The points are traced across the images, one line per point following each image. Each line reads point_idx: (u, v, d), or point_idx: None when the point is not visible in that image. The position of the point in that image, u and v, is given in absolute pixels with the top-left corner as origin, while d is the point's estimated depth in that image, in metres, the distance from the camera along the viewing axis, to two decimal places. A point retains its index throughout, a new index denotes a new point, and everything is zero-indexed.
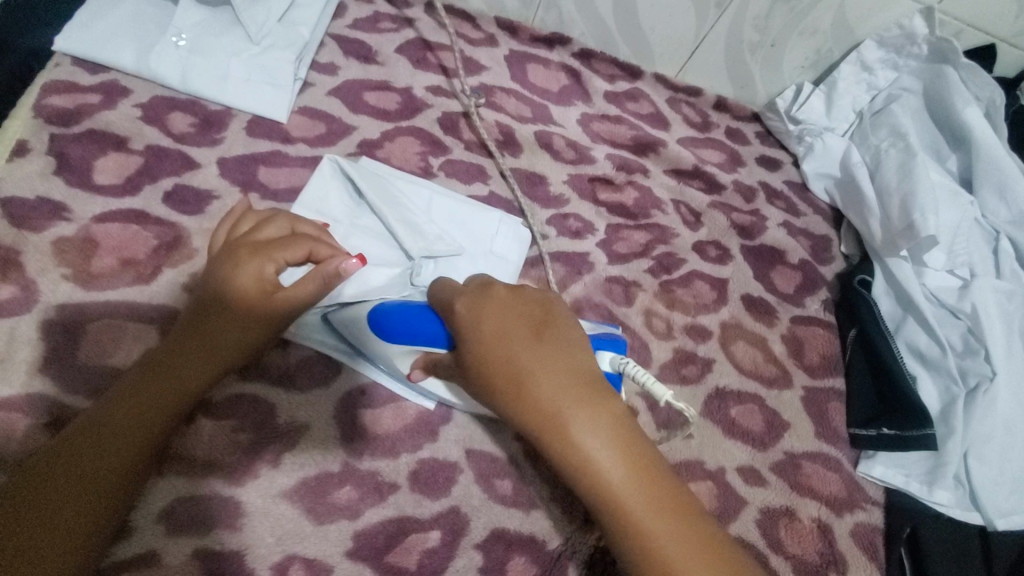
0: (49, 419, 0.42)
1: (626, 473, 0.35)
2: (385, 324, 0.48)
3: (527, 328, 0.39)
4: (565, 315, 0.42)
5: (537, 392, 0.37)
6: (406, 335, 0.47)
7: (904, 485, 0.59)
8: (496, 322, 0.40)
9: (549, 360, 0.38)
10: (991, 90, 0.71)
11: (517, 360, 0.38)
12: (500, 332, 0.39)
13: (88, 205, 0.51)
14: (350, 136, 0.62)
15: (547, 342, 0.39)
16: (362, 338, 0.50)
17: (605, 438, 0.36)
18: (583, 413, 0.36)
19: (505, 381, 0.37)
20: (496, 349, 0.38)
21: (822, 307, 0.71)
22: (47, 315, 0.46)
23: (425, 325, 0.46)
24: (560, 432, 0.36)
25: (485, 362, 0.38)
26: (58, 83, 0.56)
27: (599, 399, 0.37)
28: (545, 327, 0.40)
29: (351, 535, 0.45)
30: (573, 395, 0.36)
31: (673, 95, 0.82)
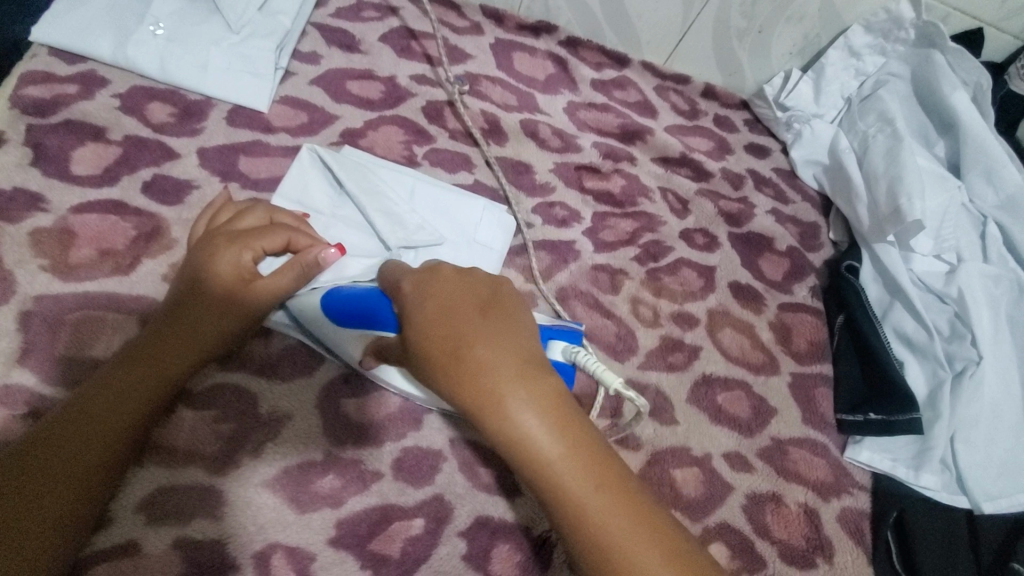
0: (26, 411, 0.42)
1: (568, 454, 0.34)
2: (339, 309, 0.49)
3: (471, 305, 0.37)
4: (512, 293, 0.40)
5: (475, 364, 0.34)
6: (359, 318, 0.48)
7: (891, 469, 0.59)
8: (442, 298, 0.38)
9: (493, 338, 0.36)
10: (978, 75, 0.71)
11: (461, 339, 0.35)
12: (444, 303, 0.37)
13: (66, 196, 0.50)
14: (331, 125, 0.62)
15: (492, 317, 0.37)
16: (317, 323, 0.50)
17: (548, 418, 0.34)
18: (524, 392, 0.34)
19: (443, 351, 0.35)
20: (438, 322, 0.36)
21: (810, 294, 0.70)
22: (25, 306, 0.45)
23: (377, 308, 0.47)
24: (501, 414, 0.34)
25: (425, 333, 0.37)
26: (35, 74, 0.56)
27: (541, 377, 0.35)
28: (490, 304, 0.38)
29: (334, 523, 0.45)
30: (516, 372, 0.34)
31: (660, 82, 0.82)
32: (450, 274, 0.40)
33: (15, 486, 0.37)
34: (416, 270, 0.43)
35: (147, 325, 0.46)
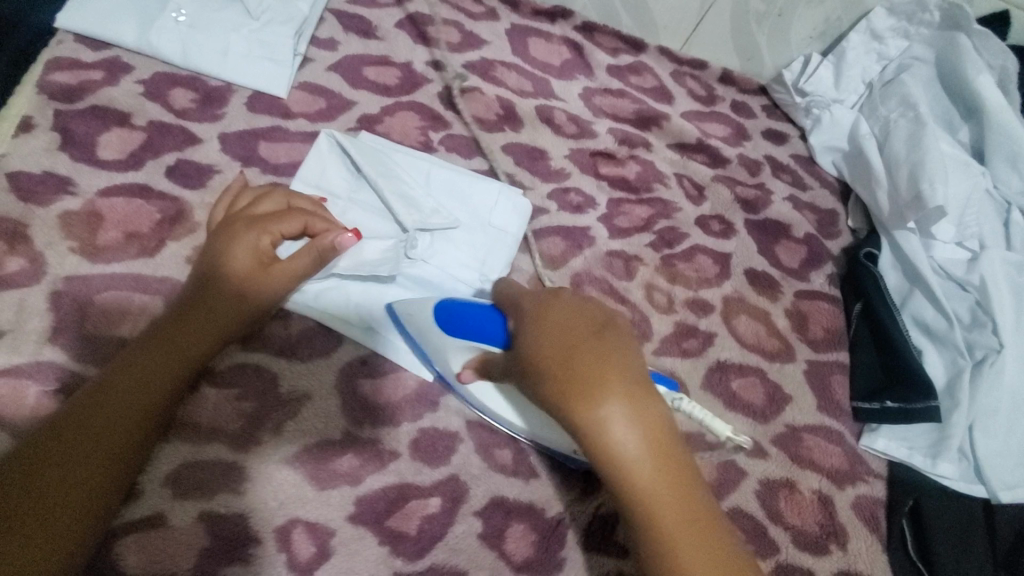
0: (57, 387, 0.44)
1: (678, 506, 0.34)
2: (449, 318, 0.49)
3: (586, 328, 0.37)
4: (622, 325, 0.38)
5: (585, 381, 0.34)
6: (468, 332, 0.48)
7: (907, 457, 0.59)
8: (558, 318, 0.38)
9: (614, 363, 0.35)
10: (1003, 58, 0.69)
11: (595, 367, 0.34)
12: (563, 323, 0.37)
13: (93, 180, 0.52)
14: (349, 111, 0.62)
15: (606, 342, 0.36)
16: (427, 329, 0.51)
17: (670, 467, 0.34)
18: (630, 418, 0.34)
19: (556, 368, 0.35)
20: (556, 339, 0.36)
21: (827, 282, 0.70)
22: (55, 286, 0.47)
23: (487, 323, 0.46)
24: (622, 449, 0.33)
25: (542, 354, 0.36)
26: (61, 60, 0.57)
27: (665, 425, 0.34)
28: (605, 326, 0.37)
29: (353, 500, 0.46)
30: (635, 413, 0.34)
31: (677, 68, 0.81)
32: (567, 297, 0.40)
33: (48, 458, 0.38)
34: (538, 293, 0.42)
35: (163, 312, 0.47)
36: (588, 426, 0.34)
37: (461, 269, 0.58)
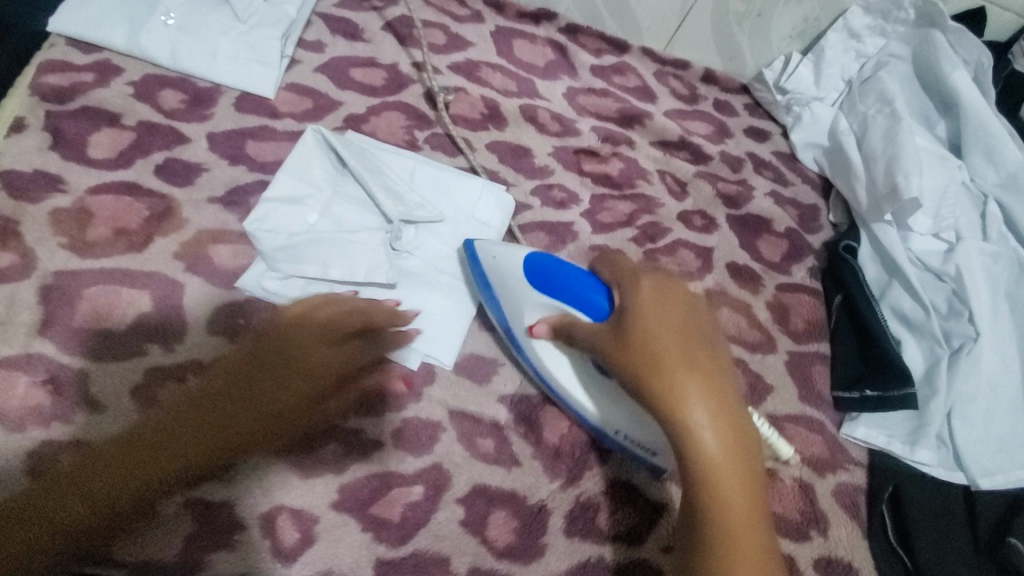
0: (46, 378, 0.45)
1: (736, 488, 0.38)
2: (538, 273, 0.51)
3: (689, 328, 0.41)
4: (710, 320, 0.43)
5: (681, 373, 0.39)
6: (559, 293, 0.49)
7: (886, 445, 0.60)
8: (664, 310, 0.42)
9: (709, 367, 0.40)
10: (978, 53, 0.70)
11: (683, 347, 0.40)
12: (667, 314, 0.42)
13: (83, 178, 0.53)
14: (336, 111, 0.64)
15: (700, 345, 0.41)
16: (509, 277, 0.53)
17: (733, 446, 0.38)
18: (711, 413, 0.39)
19: (656, 356, 0.40)
20: (659, 331, 0.41)
21: (808, 275, 0.71)
22: (45, 281, 0.48)
23: (587, 291, 0.48)
24: (693, 418, 0.38)
25: (643, 339, 0.41)
26: (53, 63, 0.58)
27: (732, 408, 0.39)
28: (704, 334, 0.42)
29: (336, 488, 0.47)
30: (707, 394, 0.39)
31: (660, 68, 0.83)
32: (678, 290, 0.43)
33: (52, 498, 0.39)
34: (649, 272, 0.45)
35: (177, 350, 0.48)
36: (667, 393, 0.39)
37: (446, 261, 0.59)
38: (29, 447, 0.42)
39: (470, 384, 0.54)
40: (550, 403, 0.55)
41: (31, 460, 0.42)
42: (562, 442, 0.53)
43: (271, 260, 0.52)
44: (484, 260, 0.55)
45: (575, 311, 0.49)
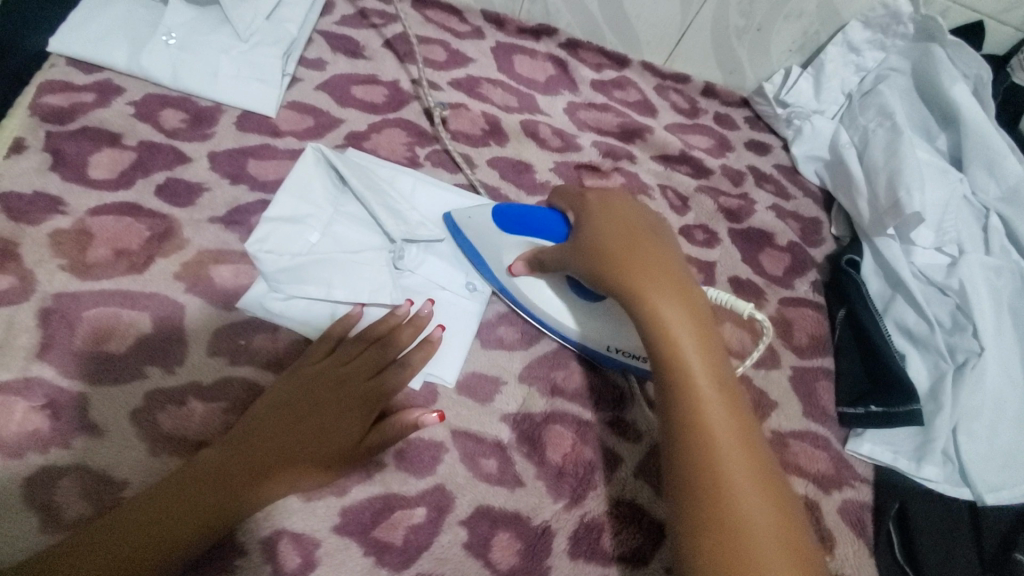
0: (45, 403, 0.44)
1: (706, 370, 0.38)
2: (508, 219, 0.58)
3: (638, 227, 0.48)
4: (666, 236, 0.49)
5: (633, 252, 0.45)
6: (529, 228, 0.57)
7: (892, 461, 0.59)
8: (617, 218, 0.49)
9: (657, 250, 0.45)
10: (978, 67, 0.70)
11: (643, 252, 0.45)
12: (621, 219, 0.49)
13: (83, 199, 0.53)
14: (337, 128, 0.64)
15: (650, 237, 0.47)
16: (485, 229, 0.59)
17: (698, 330, 0.40)
18: (667, 288, 0.42)
19: (611, 246, 0.46)
20: (614, 229, 0.47)
21: (811, 289, 0.71)
22: (45, 303, 0.48)
23: (548, 220, 0.56)
24: (659, 306, 0.41)
25: (602, 235, 0.47)
26: (54, 83, 0.59)
27: (694, 301, 0.42)
28: (655, 231, 0.48)
29: (338, 511, 0.46)
30: (666, 280, 0.42)
31: (660, 82, 0.83)
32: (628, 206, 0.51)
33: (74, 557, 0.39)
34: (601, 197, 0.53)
35: (178, 372, 0.48)
36: (636, 287, 0.43)
37: (447, 279, 0.60)
38: (29, 474, 0.42)
39: (473, 403, 0.54)
40: (553, 421, 0.54)
41: (30, 485, 0.42)
42: (565, 462, 0.52)
43: (273, 281, 0.51)
44: (460, 224, 0.60)
45: (548, 242, 0.56)
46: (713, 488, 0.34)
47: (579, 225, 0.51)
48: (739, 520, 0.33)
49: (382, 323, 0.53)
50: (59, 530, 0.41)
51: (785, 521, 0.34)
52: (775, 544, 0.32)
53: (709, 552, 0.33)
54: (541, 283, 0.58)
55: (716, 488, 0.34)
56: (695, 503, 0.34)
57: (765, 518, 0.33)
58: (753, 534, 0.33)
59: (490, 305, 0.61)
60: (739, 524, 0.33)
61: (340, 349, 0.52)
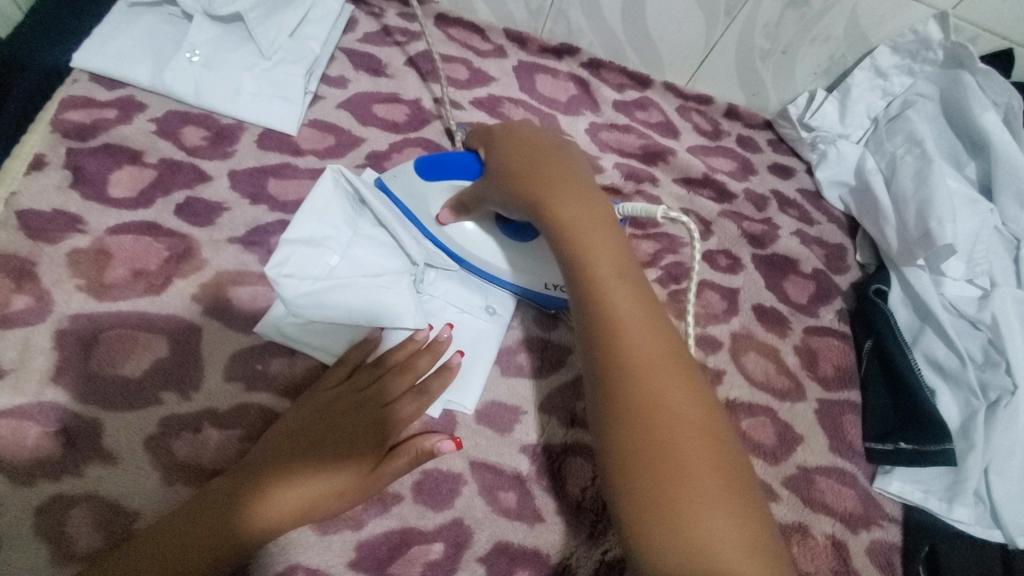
0: (58, 429, 0.43)
1: (617, 278, 0.40)
2: (427, 166, 0.57)
3: (539, 142, 0.51)
4: (568, 149, 0.52)
5: (536, 165, 0.48)
6: (444, 171, 0.57)
7: (922, 501, 0.57)
8: (520, 135, 0.52)
9: (557, 161, 0.49)
10: (1008, 96, 0.69)
11: (553, 174, 0.47)
12: (526, 136, 0.52)
13: (102, 217, 0.52)
14: (358, 148, 0.63)
15: (551, 150, 0.50)
16: (407, 180, 0.58)
17: (608, 244, 0.42)
18: (567, 192, 0.45)
19: (518, 161, 0.49)
20: (520, 145, 0.51)
21: (836, 317, 0.69)
22: (61, 324, 0.47)
23: (463, 162, 0.56)
24: (570, 226, 0.43)
25: (510, 152, 0.51)
26: (77, 99, 0.58)
27: (603, 217, 0.44)
28: (553, 144, 0.51)
29: (354, 546, 0.44)
30: (568, 186, 0.46)
31: (682, 103, 0.82)
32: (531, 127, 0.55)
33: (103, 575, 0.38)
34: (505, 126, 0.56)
35: (193, 398, 0.46)
36: (549, 212, 0.45)
37: (466, 303, 0.59)
38: (40, 503, 0.41)
39: (492, 433, 0.52)
40: (573, 454, 0.52)
41: (41, 514, 0.40)
42: (584, 496, 0.50)
43: (293, 306, 0.50)
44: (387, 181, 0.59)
45: (465, 182, 0.56)
46: (629, 382, 0.36)
47: (487, 155, 0.53)
48: (655, 409, 0.34)
49: (402, 348, 0.52)
50: (70, 562, 0.40)
51: (699, 406, 0.35)
52: (690, 424, 0.34)
53: (630, 441, 0.34)
54: (465, 225, 0.58)
55: (633, 381, 0.36)
56: (615, 394, 0.36)
57: (680, 404, 0.35)
58: (669, 418, 0.34)
59: (511, 330, 0.59)
60: (656, 411, 0.34)
61: (357, 373, 0.51)
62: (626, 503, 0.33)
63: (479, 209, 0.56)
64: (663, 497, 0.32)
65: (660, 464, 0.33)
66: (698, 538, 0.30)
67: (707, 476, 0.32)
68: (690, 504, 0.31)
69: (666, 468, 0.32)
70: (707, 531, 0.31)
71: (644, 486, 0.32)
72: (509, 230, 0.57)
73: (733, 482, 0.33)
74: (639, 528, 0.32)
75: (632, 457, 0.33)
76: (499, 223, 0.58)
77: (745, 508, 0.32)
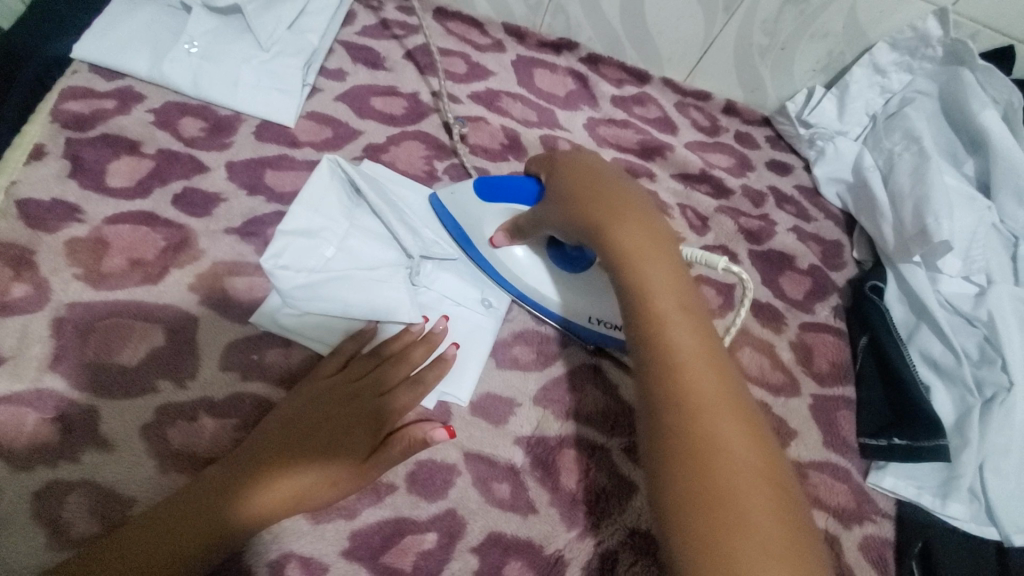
0: (54, 416, 0.43)
1: (678, 309, 0.39)
2: (486, 188, 0.57)
3: (605, 172, 0.50)
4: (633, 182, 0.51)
5: (600, 193, 0.47)
6: (502, 195, 0.56)
7: (915, 497, 0.58)
8: (584, 164, 0.52)
9: (622, 191, 0.48)
10: (1008, 93, 0.69)
11: (616, 202, 0.46)
12: (591, 167, 0.51)
13: (100, 207, 0.52)
14: (356, 140, 0.63)
15: (616, 181, 0.49)
16: (463, 200, 0.59)
17: (671, 276, 0.41)
18: (629, 222, 0.44)
19: (580, 187, 0.49)
20: (583, 173, 0.50)
21: (831, 313, 0.69)
22: (58, 313, 0.47)
23: (521, 187, 0.55)
24: (631, 254, 0.42)
25: (574, 179, 0.50)
26: (75, 89, 0.58)
27: (667, 248, 0.43)
28: (619, 176, 0.50)
29: (348, 535, 0.45)
30: (631, 217, 0.45)
31: (681, 99, 0.82)
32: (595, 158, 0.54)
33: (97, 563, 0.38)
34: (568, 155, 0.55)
35: (189, 386, 0.47)
36: (608, 237, 0.44)
37: (462, 296, 0.59)
38: (36, 489, 0.41)
39: (487, 425, 0.53)
40: (568, 446, 0.53)
41: (37, 500, 0.41)
42: (579, 488, 0.51)
43: (289, 297, 0.50)
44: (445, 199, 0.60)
45: (521, 208, 0.55)
46: (686, 417, 0.34)
47: (549, 181, 0.53)
48: (715, 445, 0.32)
49: (397, 339, 0.52)
50: (65, 547, 0.40)
51: (761, 450, 0.33)
52: (752, 467, 0.31)
53: (686, 478, 0.31)
54: (517, 250, 0.58)
55: (692, 416, 0.33)
56: (670, 426, 0.34)
57: (741, 445, 0.32)
58: (729, 459, 0.31)
59: (506, 323, 0.59)
60: (715, 447, 0.32)
61: (351, 364, 0.51)
62: (676, 545, 0.30)
63: (536, 235, 0.55)
64: (720, 541, 0.29)
65: (719, 507, 0.30)
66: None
67: (771, 526, 0.29)
68: (751, 551, 0.28)
69: (726, 511, 0.30)
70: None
71: (698, 528, 0.30)
72: (562, 259, 0.57)
73: (800, 536, 0.30)
74: (691, 574, 0.29)
75: (686, 497, 0.31)
76: (552, 250, 0.57)
77: (813, 568, 0.29)
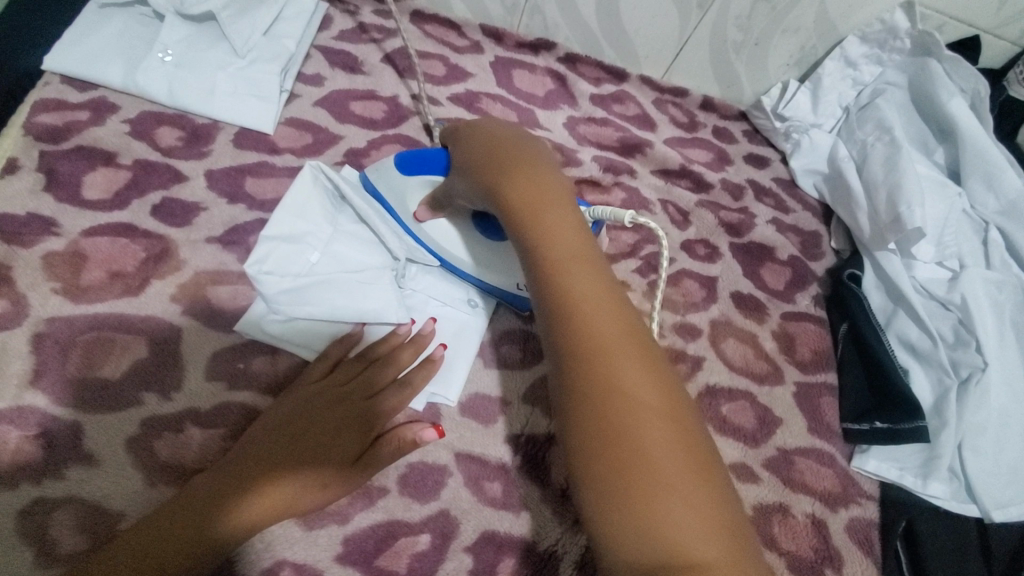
0: (39, 433, 0.43)
1: (572, 255, 0.37)
2: (406, 165, 0.55)
3: (497, 127, 0.49)
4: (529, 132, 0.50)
5: (493, 149, 0.46)
6: (418, 168, 0.54)
7: (898, 478, 0.59)
8: (478, 123, 0.51)
9: (514, 143, 0.47)
10: (975, 81, 0.70)
11: (510, 154, 0.45)
12: (486, 124, 0.50)
13: (77, 220, 0.52)
14: (336, 146, 0.63)
15: (508, 135, 0.48)
16: (388, 180, 0.57)
17: (566, 219, 0.40)
18: (520, 172, 0.43)
19: (475, 147, 0.48)
20: (479, 131, 0.49)
21: (812, 303, 0.71)
22: (37, 328, 0.46)
23: (433, 159, 0.52)
24: (523, 202, 0.41)
25: (470, 138, 0.49)
26: (48, 102, 0.58)
27: (558, 197, 0.42)
28: (512, 130, 0.49)
29: (341, 540, 0.44)
30: (522, 167, 0.44)
31: (659, 96, 0.83)
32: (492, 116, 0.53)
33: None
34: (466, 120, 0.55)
35: (176, 398, 0.46)
36: (502, 192, 0.42)
37: (447, 296, 0.59)
38: (24, 506, 0.41)
39: (476, 425, 0.53)
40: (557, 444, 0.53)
41: (25, 517, 0.40)
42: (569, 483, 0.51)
43: (273, 302, 0.50)
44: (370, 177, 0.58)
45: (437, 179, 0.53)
46: (582, 361, 0.32)
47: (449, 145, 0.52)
48: (611, 386, 0.31)
49: (386, 342, 0.53)
50: (53, 565, 0.39)
51: (659, 380, 0.31)
52: (647, 402, 0.30)
53: (586, 424, 0.30)
54: (443, 223, 0.56)
55: (587, 359, 0.32)
56: (572, 373, 0.32)
57: (641, 385, 0.31)
58: (626, 402, 0.30)
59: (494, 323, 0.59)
60: (612, 387, 0.31)
61: (340, 368, 0.51)
62: (584, 494, 0.29)
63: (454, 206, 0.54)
64: (620, 479, 0.28)
65: (617, 446, 0.29)
66: (654, 524, 0.27)
67: (667, 458, 0.28)
68: (647, 484, 0.27)
69: (623, 449, 0.28)
70: (666, 517, 0.27)
71: (596, 475, 0.29)
72: (489, 230, 0.55)
73: (698, 463, 0.29)
74: (598, 521, 0.28)
75: (584, 445, 0.30)
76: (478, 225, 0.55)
77: (713, 493, 0.28)
